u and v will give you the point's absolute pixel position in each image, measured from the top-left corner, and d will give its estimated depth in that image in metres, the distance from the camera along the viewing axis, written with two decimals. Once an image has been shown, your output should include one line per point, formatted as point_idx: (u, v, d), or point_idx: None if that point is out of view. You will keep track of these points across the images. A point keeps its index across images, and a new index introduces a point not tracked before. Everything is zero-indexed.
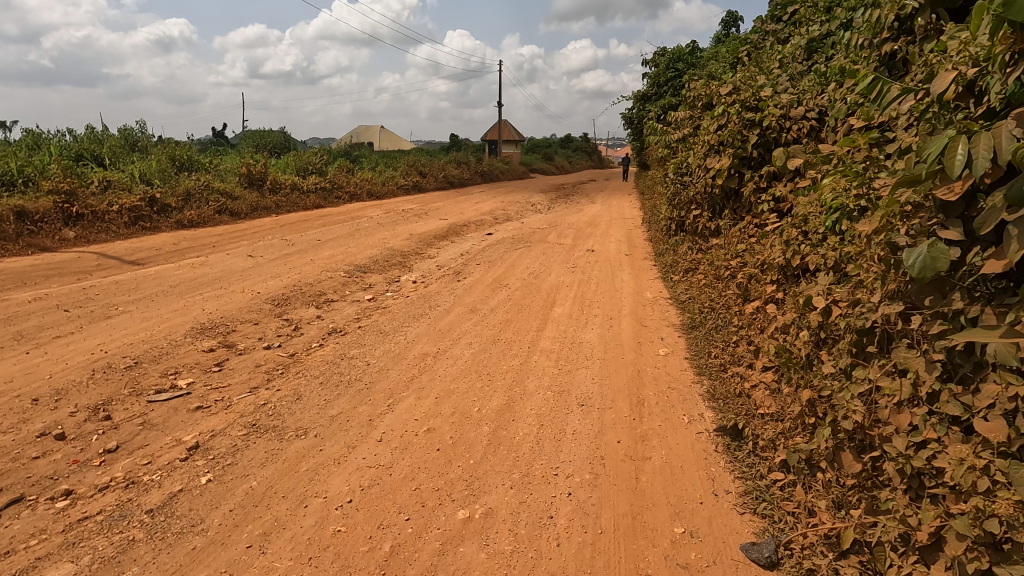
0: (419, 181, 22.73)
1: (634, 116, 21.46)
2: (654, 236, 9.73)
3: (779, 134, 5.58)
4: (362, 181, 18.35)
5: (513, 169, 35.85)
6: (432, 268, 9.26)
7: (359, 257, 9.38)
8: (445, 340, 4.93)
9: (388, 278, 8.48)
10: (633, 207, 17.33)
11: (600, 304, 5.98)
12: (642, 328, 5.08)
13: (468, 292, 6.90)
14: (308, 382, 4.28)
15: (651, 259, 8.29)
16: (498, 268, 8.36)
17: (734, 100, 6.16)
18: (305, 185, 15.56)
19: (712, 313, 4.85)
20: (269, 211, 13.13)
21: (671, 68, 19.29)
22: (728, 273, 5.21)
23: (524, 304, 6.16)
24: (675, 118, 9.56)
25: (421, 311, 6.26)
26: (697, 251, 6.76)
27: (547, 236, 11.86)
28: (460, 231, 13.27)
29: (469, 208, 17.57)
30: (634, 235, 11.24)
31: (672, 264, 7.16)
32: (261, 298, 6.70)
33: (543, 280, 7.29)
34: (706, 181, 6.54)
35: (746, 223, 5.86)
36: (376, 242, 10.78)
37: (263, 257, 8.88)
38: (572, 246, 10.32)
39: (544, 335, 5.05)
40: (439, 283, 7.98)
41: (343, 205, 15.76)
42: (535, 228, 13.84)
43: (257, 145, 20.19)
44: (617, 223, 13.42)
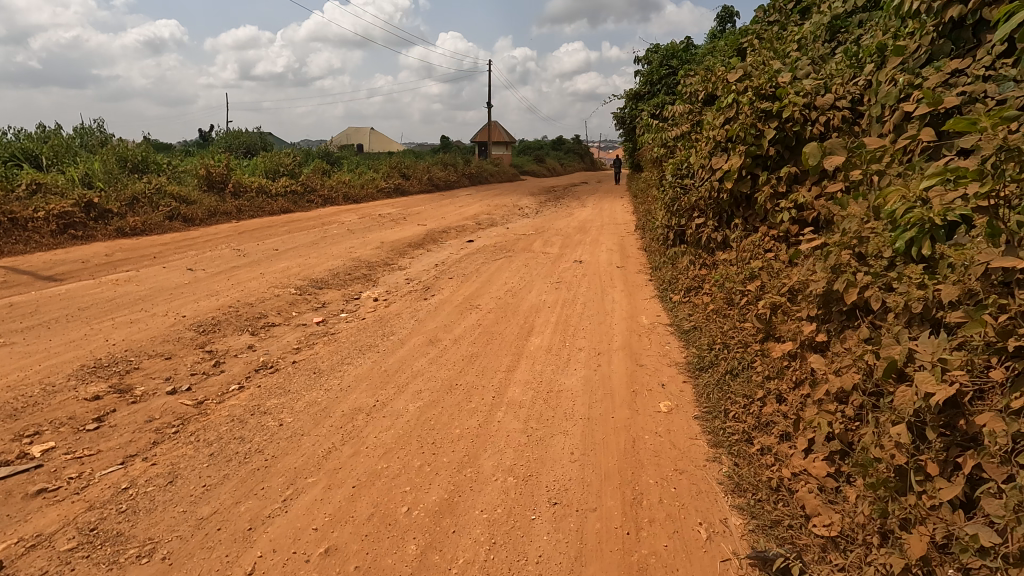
0: (401, 184, 21.66)
1: (626, 116, 20.55)
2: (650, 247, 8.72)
3: (802, 128, 4.60)
4: (338, 184, 17.30)
5: (503, 171, 34.81)
6: (400, 282, 8.23)
7: (317, 270, 8.33)
8: (390, 385, 3.91)
9: (347, 295, 7.45)
10: (626, 212, 16.37)
11: (586, 332, 4.98)
12: (637, 368, 4.08)
13: (432, 314, 5.88)
14: (197, 451, 3.24)
15: (646, 274, 7.29)
16: (473, 284, 7.35)
17: (746, 87, 5.18)
18: (273, 189, 14.47)
19: (725, 350, 3.87)
20: (228, 216, 12.06)
21: (665, 65, 18.38)
22: (743, 300, 4.23)
23: (495, 331, 5.15)
24: (672, 113, 8.59)
25: (372, 340, 5.23)
26: (701, 267, 5.78)
27: (532, 244, 10.86)
28: (439, 238, 12.23)
29: (452, 213, 16.53)
30: (627, 243, 10.23)
31: (672, 281, 6.17)
32: (185, 324, 5.65)
33: (520, 299, 6.29)
34: (711, 184, 5.56)
35: (762, 235, 4.88)
36: (342, 252, 9.73)
37: (205, 271, 7.82)
38: (558, 256, 9.31)
39: (513, 377, 4.03)
40: (404, 302, 6.95)
41: (315, 210, 14.72)
42: (521, 235, 12.83)
43: (227, 146, 19.07)
44: (609, 229, 12.43)
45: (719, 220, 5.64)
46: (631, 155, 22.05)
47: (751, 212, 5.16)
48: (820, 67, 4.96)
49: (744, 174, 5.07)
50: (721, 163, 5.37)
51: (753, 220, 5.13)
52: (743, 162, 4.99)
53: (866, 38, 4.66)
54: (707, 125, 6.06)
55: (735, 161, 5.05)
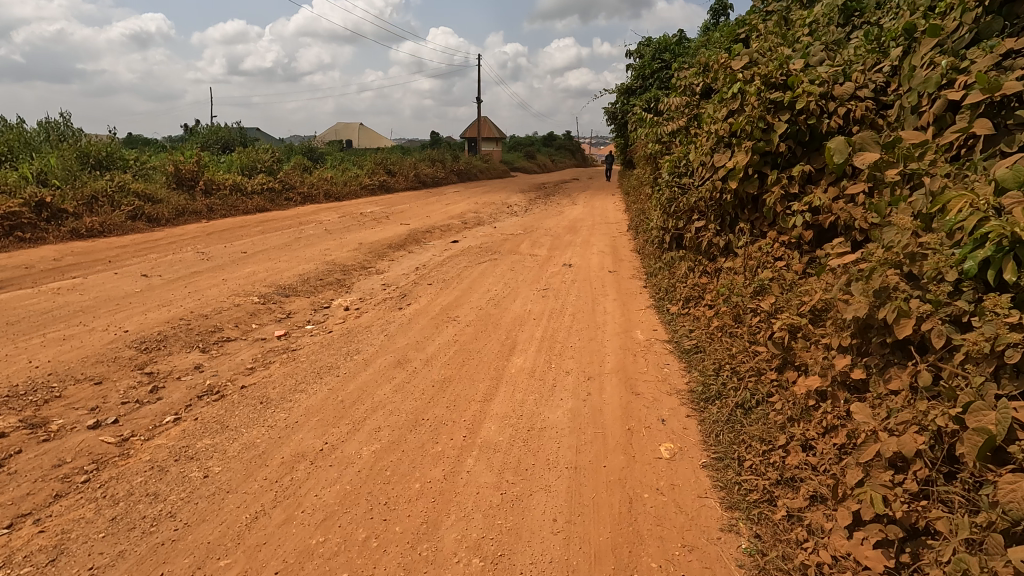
0: (387, 181, 21.00)
1: (618, 111, 20.06)
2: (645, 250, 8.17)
3: (818, 121, 4.08)
4: (319, 181, 16.62)
5: (492, 168, 34.17)
6: (375, 288, 7.65)
7: (286, 275, 7.71)
8: (344, 421, 3.34)
9: (316, 303, 6.85)
10: (619, 211, 15.83)
11: (576, 352, 4.42)
12: (633, 397, 3.54)
13: (405, 328, 5.30)
14: (99, 512, 2.65)
15: (641, 280, 6.75)
16: (453, 291, 6.77)
17: (752, 76, 4.64)
18: (248, 187, 13.78)
19: (734, 378, 3.35)
20: (198, 215, 11.40)
21: (658, 59, 17.86)
22: (755, 317, 3.72)
23: (473, 350, 4.58)
24: (667, 106, 8.05)
25: (335, 359, 4.65)
26: (702, 275, 5.26)
27: (520, 245, 10.31)
28: (422, 239, 11.63)
29: (437, 212, 15.91)
30: (619, 245, 9.68)
31: (668, 290, 5.65)
32: (126, 340, 5.04)
33: (504, 311, 5.72)
34: (713, 184, 5.02)
35: (771, 242, 4.38)
36: (315, 255, 9.12)
37: (161, 276, 7.20)
38: (547, 259, 8.74)
39: (490, 410, 3.47)
40: (377, 311, 6.37)
41: (293, 208, 14.08)
42: (508, 235, 12.28)
43: (204, 142, 18.31)
44: (600, 229, 11.91)
45: (721, 224, 5.11)
46: (623, 152, 21.53)
47: (759, 215, 4.63)
48: (837, 52, 4.43)
49: (751, 173, 4.54)
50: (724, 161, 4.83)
51: (761, 225, 4.62)
52: (751, 160, 4.46)
53: (890, 18, 4.12)
54: (707, 117, 5.51)
55: (741, 157, 4.50)
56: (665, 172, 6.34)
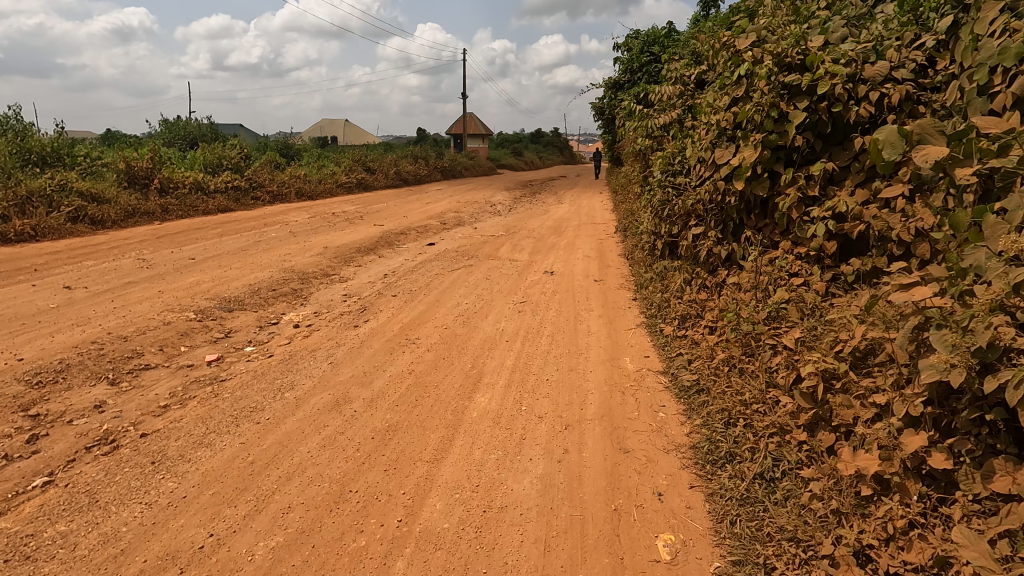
0: (365, 178, 20.13)
1: (605, 106, 19.42)
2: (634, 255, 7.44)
3: (844, 110, 3.36)
4: (290, 179, 15.73)
5: (478, 164, 33.34)
6: (334, 300, 6.86)
7: (233, 286, 6.87)
8: (245, 497, 2.56)
9: (262, 319, 6.04)
10: (606, 210, 15.17)
11: (552, 388, 3.67)
12: (621, 456, 2.81)
13: (355, 353, 4.52)
14: None
15: (630, 291, 6.02)
16: (419, 303, 5.99)
17: (761, 54, 3.89)
18: (210, 186, 12.87)
19: (751, 435, 2.61)
20: (151, 216, 10.52)
21: (647, 52, 17.19)
22: (774, 352, 3.00)
23: (429, 385, 3.82)
24: (657, 97, 7.30)
25: (263, 396, 3.85)
26: (700, 289, 4.54)
27: (499, 249, 9.56)
28: (396, 242, 10.83)
29: (415, 211, 15.11)
30: (606, 249, 8.95)
31: (662, 305, 4.93)
32: (16, 373, 4.22)
33: (472, 331, 4.96)
34: (714, 184, 4.29)
35: (787, 255, 3.67)
36: (273, 260, 8.29)
37: (87, 288, 6.36)
38: (527, 265, 7.99)
39: (438, 478, 2.71)
40: (330, 329, 5.57)
41: (259, 208, 13.21)
42: (488, 237, 11.52)
43: (169, 137, 17.32)
44: (586, 230, 11.20)
45: (723, 231, 4.39)
46: (611, 148, 20.85)
47: (769, 222, 3.92)
48: (862, 26, 3.70)
49: (761, 171, 3.81)
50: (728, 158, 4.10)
51: (773, 233, 3.90)
52: (761, 157, 3.73)
53: None
54: (705, 106, 4.76)
55: (749, 153, 3.77)
56: (656, 169, 5.59)
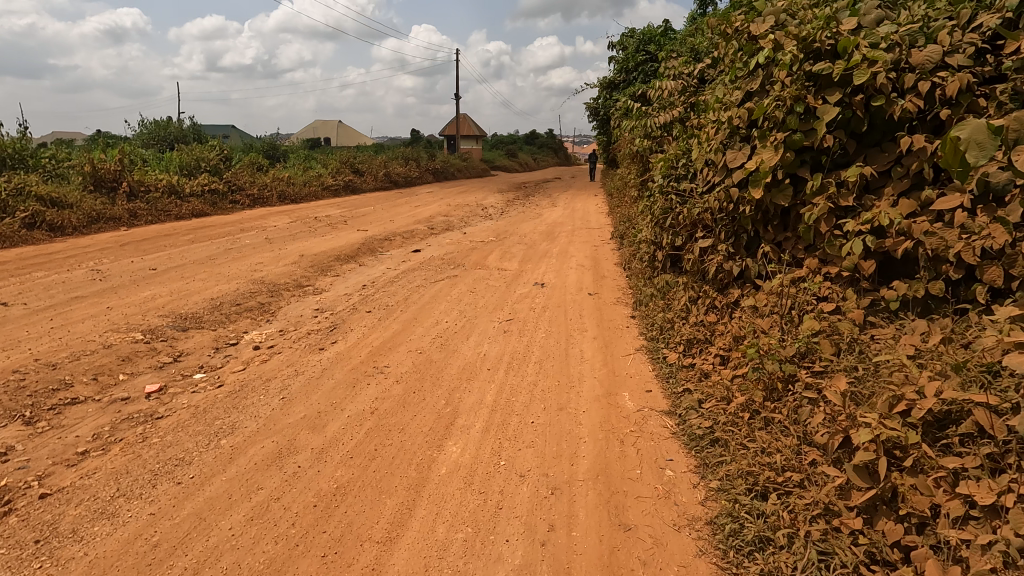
0: (353, 180, 19.51)
1: (600, 107, 18.92)
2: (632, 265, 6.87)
3: (886, 105, 2.80)
4: (272, 182, 15.10)
5: (471, 166, 32.77)
6: (304, 315, 6.26)
7: (193, 300, 6.27)
8: None
9: (219, 339, 5.43)
10: (601, 213, 14.62)
11: (538, 435, 3.09)
12: (620, 537, 2.24)
13: (313, 385, 3.92)
14: None
15: (627, 308, 5.46)
16: (395, 321, 5.40)
17: (781, 40, 3.34)
18: (185, 189, 12.23)
19: (789, 517, 2.04)
20: (117, 222, 9.89)
21: (642, 51, 16.71)
22: (811, 403, 2.42)
23: (392, 431, 3.23)
24: (656, 95, 6.75)
25: (195, 443, 3.25)
26: (709, 310, 3.98)
27: (488, 257, 8.98)
28: (379, 248, 10.22)
29: (403, 215, 14.53)
30: (601, 258, 8.38)
31: (664, 327, 4.37)
32: None
33: (450, 357, 4.37)
34: (725, 191, 3.73)
35: (814, 277, 3.12)
36: (242, 271, 7.68)
37: (27, 304, 5.74)
38: (516, 275, 7.40)
39: (389, 569, 2.13)
40: (292, 351, 4.96)
41: (237, 212, 12.59)
42: (477, 243, 10.95)
43: (147, 138, 16.67)
44: (580, 236, 10.65)
45: (735, 244, 3.82)
46: (606, 150, 20.33)
47: (792, 236, 3.36)
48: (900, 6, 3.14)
49: (782, 177, 3.25)
50: (743, 160, 3.54)
51: (796, 249, 3.34)
52: (783, 160, 3.18)
53: None
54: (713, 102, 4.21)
55: (770, 155, 3.21)
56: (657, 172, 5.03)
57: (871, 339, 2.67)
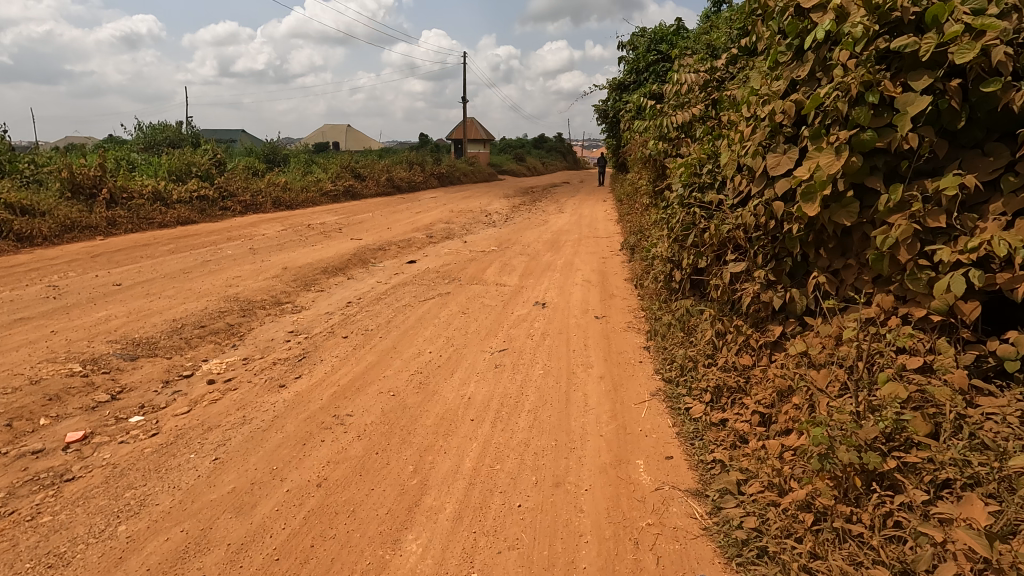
0: (353, 186, 18.91)
1: (609, 109, 18.23)
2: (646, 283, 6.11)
3: (1001, 93, 2.06)
4: (267, 188, 14.51)
5: (478, 171, 32.13)
6: (275, 340, 5.58)
7: (152, 322, 5.61)
8: None
9: (172, 370, 4.76)
10: (610, 220, 13.89)
11: (525, 530, 2.36)
12: None
13: (257, 440, 3.22)
14: None
15: (640, 336, 4.72)
16: (372, 349, 4.71)
17: (843, 11, 2.59)
18: (171, 196, 11.65)
19: None
20: (93, 231, 9.30)
21: (654, 51, 16.01)
22: None
23: (339, 515, 2.51)
24: (671, 91, 6.00)
25: (89, 529, 2.55)
26: (742, 352, 3.24)
27: (486, 270, 8.27)
28: (372, 259, 9.56)
29: (402, 222, 13.87)
30: (610, 272, 7.64)
31: (685, 368, 3.62)
32: None
33: (427, 401, 3.65)
34: (766, 204, 2.98)
35: (890, 323, 2.38)
36: (215, 286, 7.02)
37: None
38: (515, 293, 6.67)
39: None
40: (249, 388, 4.27)
41: (227, 219, 12.00)
42: (478, 253, 10.25)
43: (140, 142, 16.17)
44: (587, 246, 9.92)
45: (777, 270, 3.07)
46: (616, 154, 19.60)
47: (855, 264, 2.61)
48: None
49: (845, 188, 2.51)
50: (791, 167, 2.80)
51: (861, 280, 2.59)
52: (849, 166, 2.43)
53: None
54: (747, 95, 3.46)
55: (832, 160, 2.46)
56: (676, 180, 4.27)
57: (985, 417, 1.93)
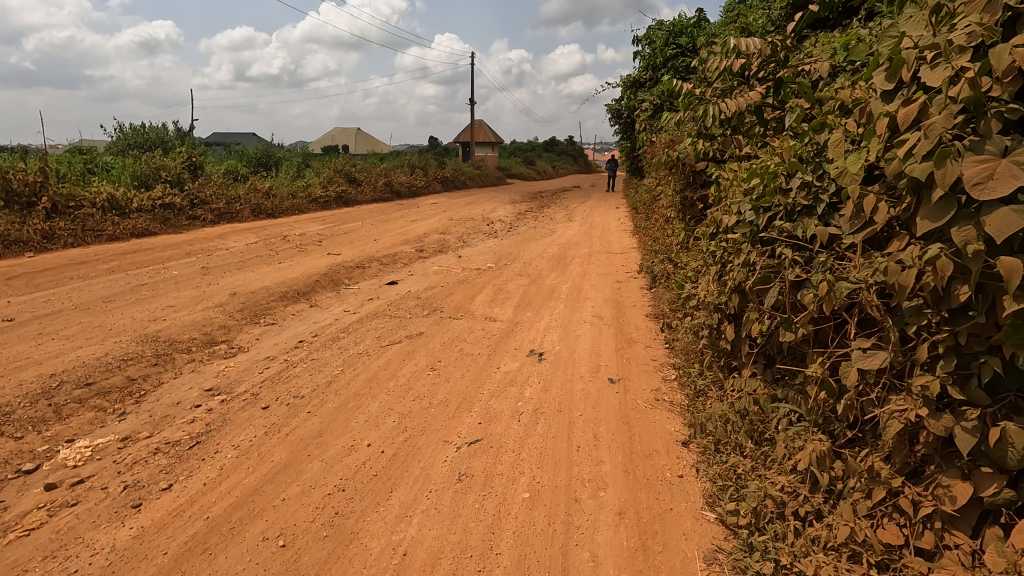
0: (347, 191, 17.59)
1: (624, 109, 16.79)
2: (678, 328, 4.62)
3: None
4: (245, 194, 13.22)
5: (485, 175, 30.71)
6: (180, 405, 4.20)
7: (19, 380, 4.26)
8: None
9: (9, 461, 3.38)
10: (625, 231, 12.43)
11: None
12: None
13: None
14: None
15: (674, 422, 3.28)
16: (288, 435, 3.29)
17: None
18: (129, 204, 10.37)
19: None
20: (21, 248, 8.05)
21: (672, 45, 14.56)
22: None
23: None
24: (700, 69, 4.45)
25: None
26: (880, 520, 1.80)
27: (476, 296, 6.86)
28: (345, 280, 8.17)
29: (393, 233, 12.53)
30: (627, 303, 6.18)
31: (762, 516, 2.19)
32: None
33: (332, 565, 2.23)
34: (953, 255, 1.54)
35: None
36: (135, 321, 5.67)
37: None
38: (505, 337, 5.22)
39: None
40: (92, 504, 2.88)
41: (193, 230, 10.73)
42: (471, 272, 8.86)
43: (114, 144, 14.97)
44: (598, 266, 8.48)
45: (958, 377, 1.64)
46: (631, 158, 18.08)
47: None
48: None
49: None
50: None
51: None
52: None
53: None
54: (877, 54, 2.00)
55: None
56: (738, 197, 2.75)
57: None
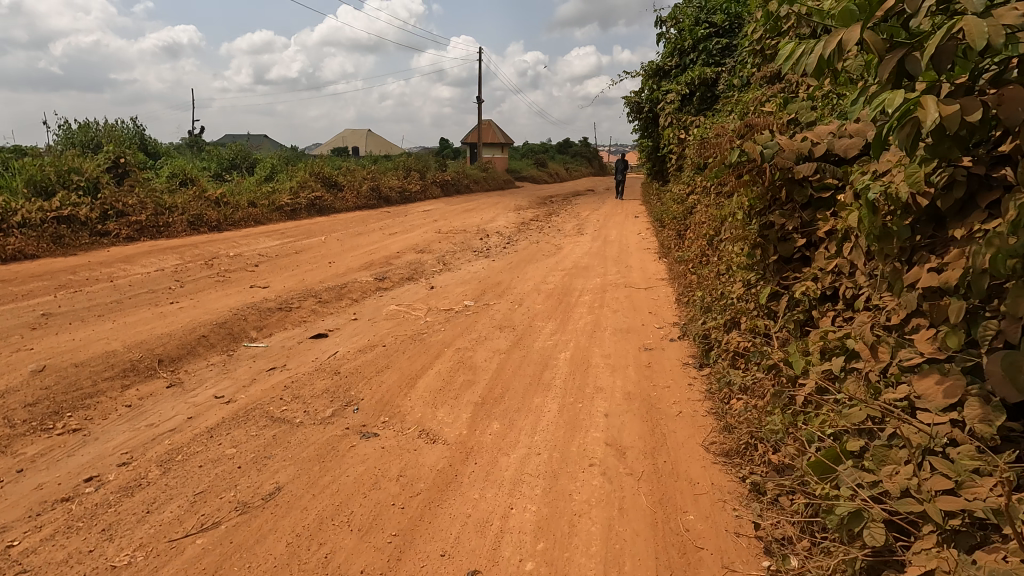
0: (322, 197, 15.23)
1: (644, 102, 14.25)
2: (804, 535, 2.08)
3: None
4: (183, 202, 10.88)
5: (491, 178, 28.12)
6: None
7: None
8: None
9: None
10: (648, 251, 9.86)
11: None
12: None
13: None
14: None
15: None
16: None
17: None
18: (7, 218, 8.09)
19: None
20: None
21: (704, 23, 11.97)
22: None
23: None
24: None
25: None
26: None
27: (422, 374, 4.37)
28: (250, 331, 5.72)
29: (359, 252, 10.10)
30: (664, 402, 3.66)
31: None
32: None
33: None
34: None
35: None
36: None
37: None
38: (436, 497, 2.73)
39: None
40: None
41: (92, 251, 8.41)
42: (438, 316, 6.36)
43: None
44: (617, 313, 5.94)
45: None
46: (653, 159, 15.45)
47: None
48: None
49: None
50: None
51: None
52: None
53: None
54: None
55: None
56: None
57: None
